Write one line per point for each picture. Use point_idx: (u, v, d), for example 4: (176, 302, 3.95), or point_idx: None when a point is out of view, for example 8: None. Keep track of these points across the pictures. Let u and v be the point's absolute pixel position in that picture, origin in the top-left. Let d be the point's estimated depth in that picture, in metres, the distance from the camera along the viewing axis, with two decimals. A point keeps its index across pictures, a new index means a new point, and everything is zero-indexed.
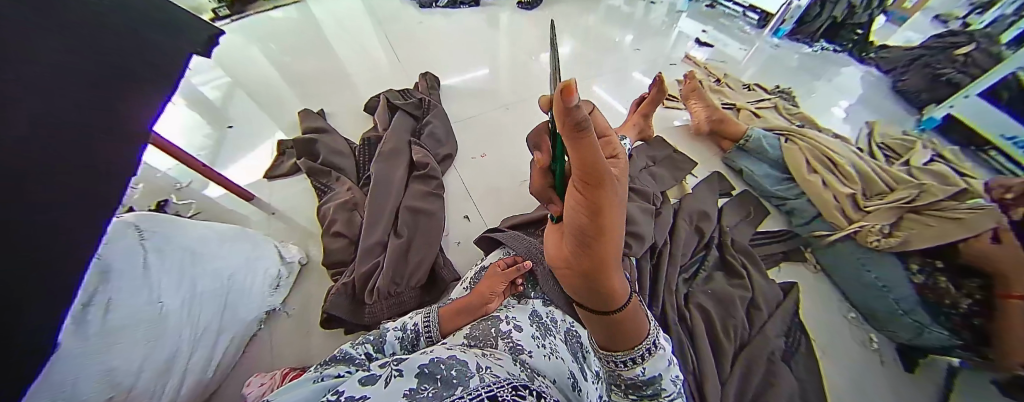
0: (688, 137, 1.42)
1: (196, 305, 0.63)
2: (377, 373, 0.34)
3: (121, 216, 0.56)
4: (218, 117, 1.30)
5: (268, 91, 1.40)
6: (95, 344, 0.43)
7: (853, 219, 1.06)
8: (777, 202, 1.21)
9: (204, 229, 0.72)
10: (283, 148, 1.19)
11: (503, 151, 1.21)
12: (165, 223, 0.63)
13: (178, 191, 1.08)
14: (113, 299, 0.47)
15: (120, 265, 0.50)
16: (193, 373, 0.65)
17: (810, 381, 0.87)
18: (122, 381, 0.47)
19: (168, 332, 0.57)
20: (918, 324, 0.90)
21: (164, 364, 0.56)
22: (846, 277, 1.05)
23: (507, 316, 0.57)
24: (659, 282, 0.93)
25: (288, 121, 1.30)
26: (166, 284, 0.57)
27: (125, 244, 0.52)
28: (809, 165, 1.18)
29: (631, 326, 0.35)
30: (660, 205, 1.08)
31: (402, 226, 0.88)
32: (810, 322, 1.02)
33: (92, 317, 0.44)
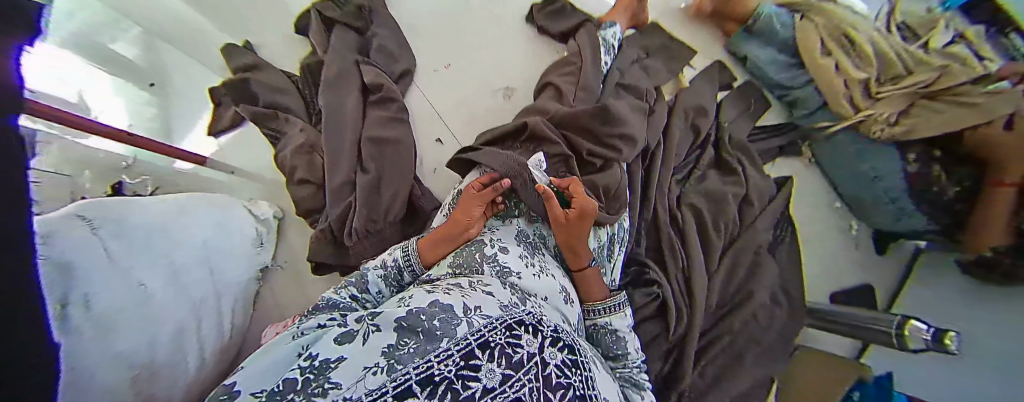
0: (686, 21, 1.19)
1: (183, 279, 0.56)
2: (352, 329, 0.33)
3: (57, 208, 0.44)
4: (133, 70, 0.95)
5: (169, 21, 1.03)
6: (93, 337, 0.37)
7: (861, 108, 0.99)
8: (781, 92, 1.11)
9: (151, 203, 0.60)
10: (216, 96, 0.98)
11: (469, 57, 1.05)
12: (104, 203, 0.51)
13: (129, 169, 0.80)
14: (91, 291, 0.39)
15: (83, 259, 0.40)
16: (217, 343, 0.61)
17: (790, 270, 0.92)
18: (136, 363, 0.42)
19: (168, 310, 0.50)
20: (900, 209, 0.94)
21: (177, 339, 0.51)
22: (851, 177, 1.02)
23: (491, 239, 0.56)
24: (649, 187, 0.88)
25: (213, 59, 1.04)
26: (140, 266, 0.49)
27: (78, 232, 0.42)
28: (824, 47, 1.04)
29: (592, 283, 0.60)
30: (654, 103, 0.96)
31: (367, 159, 0.81)
32: (800, 216, 1.09)
33: (77, 315, 0.36)
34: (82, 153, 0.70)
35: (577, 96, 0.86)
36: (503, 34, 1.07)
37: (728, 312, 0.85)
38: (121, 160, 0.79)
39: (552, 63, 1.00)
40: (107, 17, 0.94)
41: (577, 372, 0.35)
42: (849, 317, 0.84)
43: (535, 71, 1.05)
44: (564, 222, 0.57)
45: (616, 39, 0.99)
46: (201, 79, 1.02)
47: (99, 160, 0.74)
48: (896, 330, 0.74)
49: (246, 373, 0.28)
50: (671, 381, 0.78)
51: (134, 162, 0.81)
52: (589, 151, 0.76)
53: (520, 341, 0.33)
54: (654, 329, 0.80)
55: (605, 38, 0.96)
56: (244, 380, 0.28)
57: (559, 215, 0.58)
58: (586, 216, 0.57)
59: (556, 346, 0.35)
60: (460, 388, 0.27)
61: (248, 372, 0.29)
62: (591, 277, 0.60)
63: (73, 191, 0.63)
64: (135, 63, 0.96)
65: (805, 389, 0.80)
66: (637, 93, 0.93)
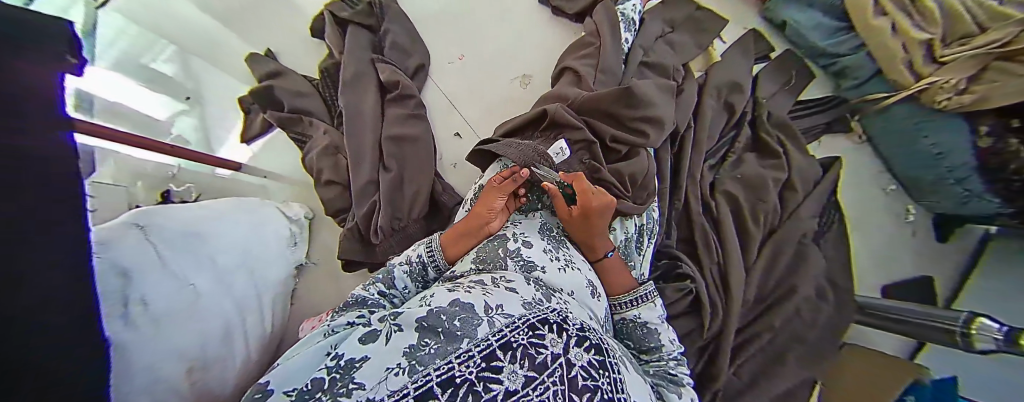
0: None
1: (227, 278, 0.59)
2: (375, 328, 0.32)
3: (114, 218, 0.49)
4: (170, 86, 1.01)
5: (198, 37, 1.09)
6: (151, 332, 0.41)
7: (923, 74, 0.87)
8: (827, 62, 1.01)
9: (194, 209, 0.64)
10: (246, 105, 1.02)
11: (484, 46, 1.03)
12: (155, 210, 0.56)
13: (175, 178, 0.85)
14: (147, 292, 0.43)
15: (136, 265, 0.44)
16: (258, 333, 0.63)
17: (837, 257, 0.85)
18: (192, 354, 0.45)
19: (215, 307, 0.53)
20: (967, 193, 0.84)
21: (225, 333, 0.53)
22: (902, 152, 0.94)
23: (515, 234, 0.55)
24: (679, 173, 0.84)
25: (237, 67, 1.08)
26: (188, 267, 0.52)
27: (133, 242, 0.46)
28: (878, 6, 0.91)
29: (614, 275, 0.58)
30: (682, 81, 0.91)
31: (389, 158, 0.82)
32: (848, 200, 1.00)
33: (136, 314, 0.40)
34: (133, 165, 0.76)
35: (598, 80, 0.82)
36: (518, 23, 1.05)
37: (769, 306, 0.80)
38: (168, 170, 0.84)
39: (570, 45, 0.96)
40: (146, 42, 1.02)
41: (605, 373, 0.33)
42: (910, 312, 0.75)
43: (553, 56, 1.02)
44: (573, 217, 0.57)
45: (635, 12, 0.94)
46: (230, 87, 1.06)
47: (148, 171, 0.80)
48: (960, 327, 0.65)
49: (277, 372, 0.29)
50: (707, 381, 0.75)
51: (179, 171, 0.86)
52: (614, 137, 0.72)
53: (543, 342, 0.32)
54: (688, 325, 0.76)
55: (625, 12, 0.92)
56: (277, 379, 0.29)
57: (562, 212, 0.58)
58: (592, 214, 0.55)
59: (583, 346, 0.34)
60: (481, 390, 0.27)
61: (279, 369, 0.30)
62: (612, 269, 0.58)
63: (128, 201, 0.68)
64: (172, 79, 1.02)
65: (852, 384, 0.75)
66: (660, 70, 0.88)
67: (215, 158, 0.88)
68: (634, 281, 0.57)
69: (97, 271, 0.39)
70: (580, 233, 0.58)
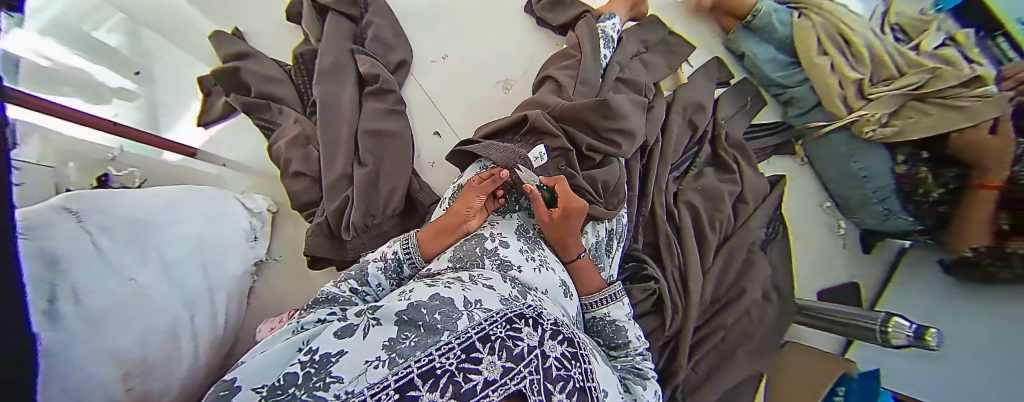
0: (687, 16, 1.19)
1: (174, 274, 0.55)
2: (352, 323, 0.32)
3: (42, 199, 0.42)
4: (116, 59, 0.92)
5: (158, 14, 1.01)
6: (85, 328, 0.36)
7: (854, 107, 0.99)
8: (777, 91, 1.11)
9: (141, 195, 0.58)
10: (206, 86, 0.96)
11: (468, 48, 1.04)
12: (97, 193, 0.50)
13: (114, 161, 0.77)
14: (79, 282, 0.38)
15: (68, 252, 0.38)
16: (207, 336, 0.60)
17: (781, 265, 0.94)
18: (130, 355, 0.41)
19: (158, 305, 0.49)
20: (887, 211, 0.97)
21: (168, 334, 0.50)
22: (835, 173, 1.06)
23: (493, 233, 0.56)
24: (648, 181, 0.89)
25: (202, 49, 1.01)
26: (129, 260, 0.48)
27: (69, 227, 0.41)
28: (820, 45, 1.03)
29: (584, 277, 0.60)
30: (653, 97, 0.97)
31: (364, 152, 0.80)
32: (791, 215, 1.10)
33: (64, 306, 0.35)
34: (65, 145, 0.67)
35: (576, 90, 0.86)
36: (501, 30, 1.07)
37: (722, 307, 0.86)
38: (107, 153, 0.76)
39: (551, 56, 0.99)
40: (88, 5, 0.92)
41: (576, 364, 0.35)
42: (840, 313, 0.84)
43: (535, 64, 1.04)
44: (548, 217, 0.58)
45: (614, 31, 0.99)
46: (191, 68, 0.99)
47: (82, 152, 0.71)
48: (879, 325, 0.73)
49: (246, 369, 0.28)
50: (666, 376, 0.80)
51: (120, 154, 0.79)
52: (590, 146, 0.76)
53: (521, 335, 0.32)
54: (650, 325, 0.80)
55: (604, 29, 0.96)
56: (245, 376, 0.27)
57: (543, 215, 0.59)
58: (570, 215, 0.57)
59: (557, 339, 0.35)
60: (461, 381, 0.27)
61: (248, 366, 0.29)
62: (582, 270, 0.60)
63: (57, 183, 0.60)
64: (118, 51, 0.93)
65: (794, 378, 0.82)
66: (633, 86, 0.94)
67: (172, 143, 0.81)
68: (605, 283, 0.59)
69: (26, 254, 0.33)
70: (555, 233, 0.59)
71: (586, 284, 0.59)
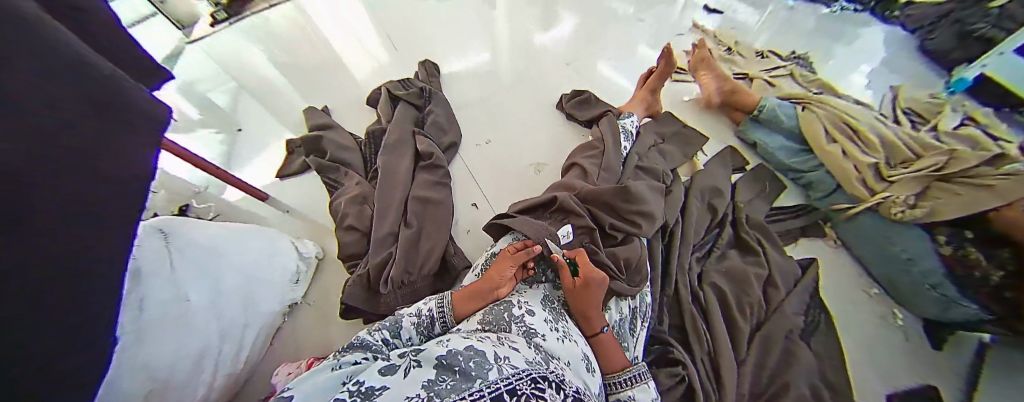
0: (700, 113, 1.30)
1: (221, 303, 0.62)
2: (395, 363, 0.36)
3: (144, 220, 0.54)
4: (220, 116, 1.20)
5: (264, 97, 1.25)
6: (132, 340, 0.44)
7: (877, 191, 1.00)
8: (795, 175, 1.13)
9: (217, 227, 0.69)
10: (291, 146, 1.13)
11: (506, 133, 1.18)
12: (189, 220, 0.63)
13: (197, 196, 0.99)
14: (147, 294, 0.47)
15: (149, 269, 0.49)
16: (225, 369, 0.65)
17: (829, 358, 0.86)
18: (158, 373, 0.47)
19: (199, 328, 0.56)
20: (947, 298, 0.86)
21: (196, 357, 0.56)
22: (880, 256, 0.98)
23: (519, 301, 0.59)
24: (669, 262, 0.91)
25: (293, 119, 1.21)
26: (192, 281, 0.56)
27: (154, 248, 0.51)
28: (829, 134, 1.09)
29: (605, 353, 0.60)
30: (671, 183, 1.03)
31: (411, 215, 0.89)
32: (833, 303, 0.99)
33: (125, 316, 0.44)
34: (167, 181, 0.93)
35: (600, 176, 0.93)
36: (537, 118, 1.22)
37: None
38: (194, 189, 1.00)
39: (577, 146, 1.10)
40: (216, 80, 1.28)
41: None
42: None
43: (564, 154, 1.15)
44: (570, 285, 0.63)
45: (633, 126, 1.09)
46: (279, 132, 1.18)
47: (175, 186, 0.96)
48: None
49: (302, 391, 0.32)
50: None
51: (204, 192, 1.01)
52: (613, 225, 0.80)
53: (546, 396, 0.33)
54: None
55: (624, 126, 1.06)
56: (302, 394, 0.31)
57: (566, 282, 0.64)
58: (591, 285, 0.61)
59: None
60: None
61: (303, 388, 0.32)
62: (602, 344, 0.60)
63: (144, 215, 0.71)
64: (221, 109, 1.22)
65: None
66: (653, 174, 0.99)
67: (241, 182, 0.94)
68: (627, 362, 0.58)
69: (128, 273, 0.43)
70: (576, 302, 0.63)
71: (607, 362, 0.59)
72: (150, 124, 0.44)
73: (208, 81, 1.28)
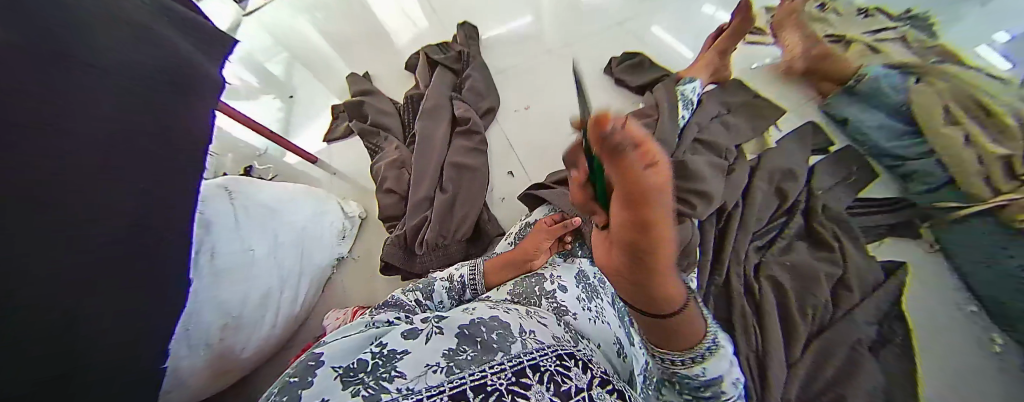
0: (776, 82, 1.14)
1: (278, 254, 0.67)
2: (418, 328, 0.34)
3: (210, 177, 0.59)
4: (279, 86, 1.28)
5: (314, 64, 1.31)
6: (206, 281, 0.49)
7: (1001, 189, 0.81)
8: (893, 162, 0.97)
9: (271, 186, 0.73)
10: (336, 112, 1.19)
11: (547, 102, 1.13)
12: (244, 178, 0.67)
13: (259, 158, 1.11)
14: (216, 244, 0.51)
15: (218, 221, 0.53)
16: (284, 313, 0.71)
17: (904, 377, 0.74)
18: (229, 311, 0.53)
19: (261, 275, 0.61)
20: None
21: (261, 300, 0.61)
22: (978, 263, 0.84)
23: (551, 275, 0.57)
24: (724, 245, 0.83)
25: (338, 86, 1.26)
26: (254, 233, 0.61)
27: (218, 203, 0.56)
28: (950, 113, 0.90)
29: (670, 318, 0.31)
30: (734, 161, 0.92)
31: (446, 181, 0.90)
32: (915, 312, 0.86)
33: (200, 260, 0.48)
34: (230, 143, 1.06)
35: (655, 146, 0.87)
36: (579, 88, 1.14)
37: None
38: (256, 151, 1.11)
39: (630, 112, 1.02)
40: (272, 50, 1.36)
41: None
42: None
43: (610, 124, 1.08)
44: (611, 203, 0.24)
45: (695, 94, 0.97)
46: (328, 98, 1.24)
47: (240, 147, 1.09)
48: None
49: (328, 348, 0.32)
50: None
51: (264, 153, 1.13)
52: None
53: (571, 374, 0.31)
54: None
55: (684, 92, 0.95)
56: (327, 351, 0.31)
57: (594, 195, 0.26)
58: (656, 202, 0.22)
59: (608, 389, 0.32)
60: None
61: (330, 347, 0.32)
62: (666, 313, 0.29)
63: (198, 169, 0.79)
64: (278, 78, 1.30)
65: None
66: (715, 149, 0.90)
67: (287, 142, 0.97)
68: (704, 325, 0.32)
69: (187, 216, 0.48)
70: (622, 242, 0.26)
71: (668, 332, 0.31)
72: (190, 84, 0.48)
73: (263, 52, 1.36)
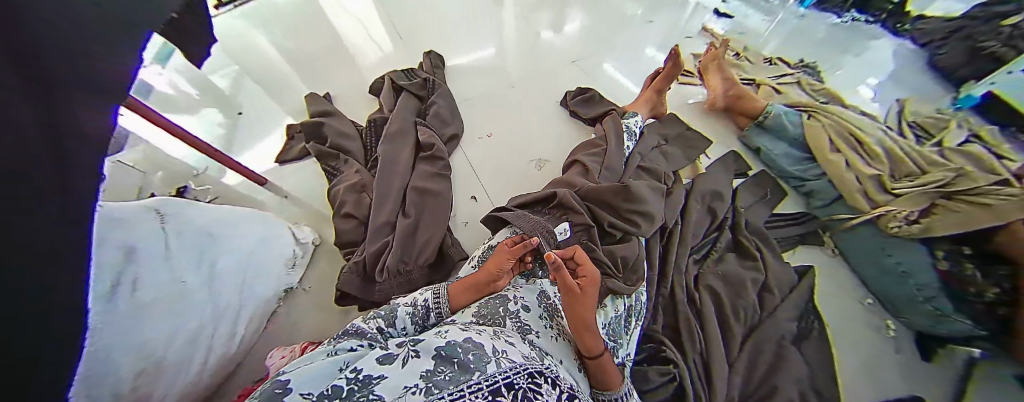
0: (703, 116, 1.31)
1: (217, 285, 0.62)
2: (394, 352, 0.35)
3: (143, 200, 0.54)
4: (223, 100, 1.20)
5: (266, 80, 1.25)
6: (130, 318, 0.44)
7: (878, 203, 0.98)
8: (796, 183, 1.13)
9: (213, 211, 0.68)
10: (291, 132, 1.13)
11: (510, 127, 1.18)
12: (185, 204, 0.62)
13: (196, 177, 1.02)
14: (140, 277, 0.46)
15: (143, 250, 0.48)
16: (219, 349, 0.66)
17: (821, 368, 0.85)
18: (154, 353, 0.47)
19: (193, 309, 0.56)
20: (939, 311, 0.87)
21: (191, 336, 0.56)
22: (867, 265, 1.00)
23: (515, 295, 0.59)
24: (667, 264, 0.91)
25: (295, 105, 1.21)
26: (187, 263, 0.56)
27: (148, 230, 0.51)
28: (833, 143, 1.09)
29: (605, 370, 0.52)
30: (672, 185, 1.02)
31: (410, 206, 0.89)
32: (825, 308, 0.99)
33: (121, 295, 0.43)
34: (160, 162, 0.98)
35: (602, 174, 0.93)
36: (541, 115, 1.21)
37: None
38: (192, 171, 1.02)
39: (580, 143, 1.10)
40: (216, 63, 1.27)
41: None
42: None
43: (568, 148, 1.15)
44: (573, 291, 0.52)
45: (637, 126, 1.07)
46: (281, 117, 1.18)
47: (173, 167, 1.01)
48: None
49: (296, 376, 0.32)
50: None
51: (202, 173, 1.04)
52: (612, 223, 0.80)
53: (542, 390, 0.34)
54: None
55: (627, 125, 1.05)
56: (297, 381, 0.31)
57: (566, 284, 0.52)
58: (587, 287, 0.53)
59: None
60: None
61: (300, 373, 0.32)
62: (600, 360, 0.52)
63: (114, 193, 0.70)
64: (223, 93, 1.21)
65: None
66: (654, 174, 0.99)
67: (197, 141, 0.82)
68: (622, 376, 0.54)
69: (109, 247, 0.43)
70: (573, 310, 0.52)
71: (606, 378, 0.52)
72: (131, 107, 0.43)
73: (208, 65, 1.26)
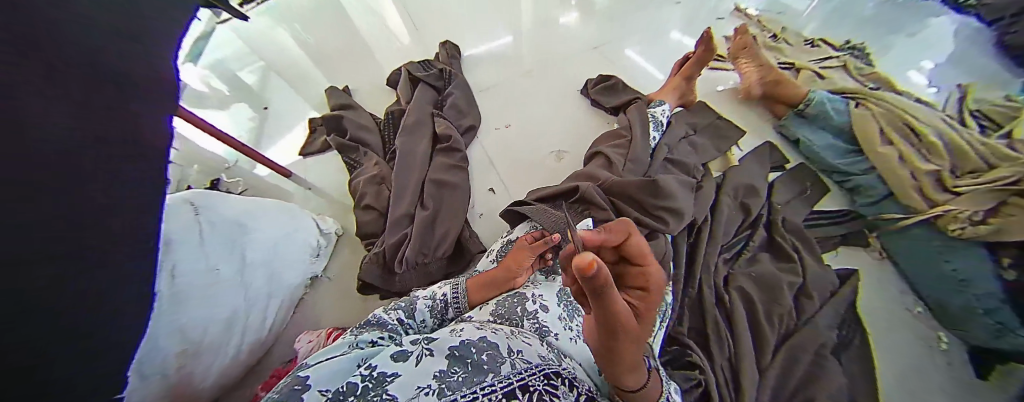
0: (734, 106, 1.23)
1: (248, 273, 0.65)
2: (408, 349, 0.35)
3: (177, 192, 0.56)
4: (252, 96, 1.24)
5: (290, 74, 1.28)
6: (170, 302, 0.45)
7: (937, 201, 0.89)
8: (840, 178, 1.04)
9: (244, 202, 0.71)
10: (314, 125, 1.15)
11: (529, 118, 1.15)
12: (217, 194, 0.64)
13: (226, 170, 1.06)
14: (180, 263, 0.48)
15: (181, 238, 0.50)
16: (252, 333, 0.69)
17: (862, 380, 0.79)
18: (192, 336, 0.50)
19: (227, 294, 0.58)
20: (1001, 326, 0.78)
21: (227, 320, 0.58)
22: (921, 270, 0.91)
23: (534, 293, 0.56)
24: (693, 262, 0.87)
25: (317, 98, 1.23)
26: (220, 251, 0.58)
27: (185, 220, 0.53)
28: (883, 133, 1.00)
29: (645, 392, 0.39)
30: (701, 179, 0.97)
31: (427, 199, 0.89)
32: (868, 315, 0.92)
33: (161, 279, 0.45)
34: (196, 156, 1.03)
35: (625, 167, 0.89)
36: (560, 105, 1.18)
37: None
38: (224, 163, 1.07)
39: (602, 134, 1.06)
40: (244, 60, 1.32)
41: None
42: None
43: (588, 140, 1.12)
44: (624, 324, 0.30)
45: (663, 116, 1.02)
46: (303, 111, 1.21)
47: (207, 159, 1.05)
48: None
49: (316, 372, 0.32)
50: None
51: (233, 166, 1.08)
52: (637, 220, 0.78)
53: (559, 394, 0.33)
54: None
55: (654, 114, 1.00)
56: (317, 379, 0.31)
57: (620, 321, 0.30)
58: (645, 308, 0.33)
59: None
60: None
61: (319, 369, 0.33)
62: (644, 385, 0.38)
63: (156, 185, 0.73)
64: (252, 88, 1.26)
65: None
66: (683, 167, 0.95)
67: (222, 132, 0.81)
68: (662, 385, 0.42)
69: None
70: (616, 344, 0.33)
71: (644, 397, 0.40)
72: None
73: (236, 61, 1.31)
